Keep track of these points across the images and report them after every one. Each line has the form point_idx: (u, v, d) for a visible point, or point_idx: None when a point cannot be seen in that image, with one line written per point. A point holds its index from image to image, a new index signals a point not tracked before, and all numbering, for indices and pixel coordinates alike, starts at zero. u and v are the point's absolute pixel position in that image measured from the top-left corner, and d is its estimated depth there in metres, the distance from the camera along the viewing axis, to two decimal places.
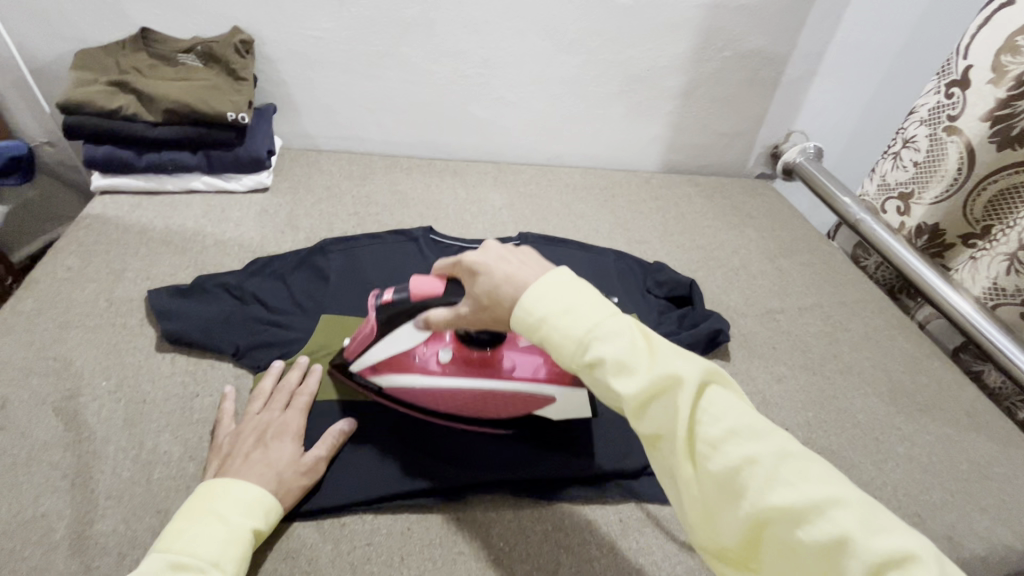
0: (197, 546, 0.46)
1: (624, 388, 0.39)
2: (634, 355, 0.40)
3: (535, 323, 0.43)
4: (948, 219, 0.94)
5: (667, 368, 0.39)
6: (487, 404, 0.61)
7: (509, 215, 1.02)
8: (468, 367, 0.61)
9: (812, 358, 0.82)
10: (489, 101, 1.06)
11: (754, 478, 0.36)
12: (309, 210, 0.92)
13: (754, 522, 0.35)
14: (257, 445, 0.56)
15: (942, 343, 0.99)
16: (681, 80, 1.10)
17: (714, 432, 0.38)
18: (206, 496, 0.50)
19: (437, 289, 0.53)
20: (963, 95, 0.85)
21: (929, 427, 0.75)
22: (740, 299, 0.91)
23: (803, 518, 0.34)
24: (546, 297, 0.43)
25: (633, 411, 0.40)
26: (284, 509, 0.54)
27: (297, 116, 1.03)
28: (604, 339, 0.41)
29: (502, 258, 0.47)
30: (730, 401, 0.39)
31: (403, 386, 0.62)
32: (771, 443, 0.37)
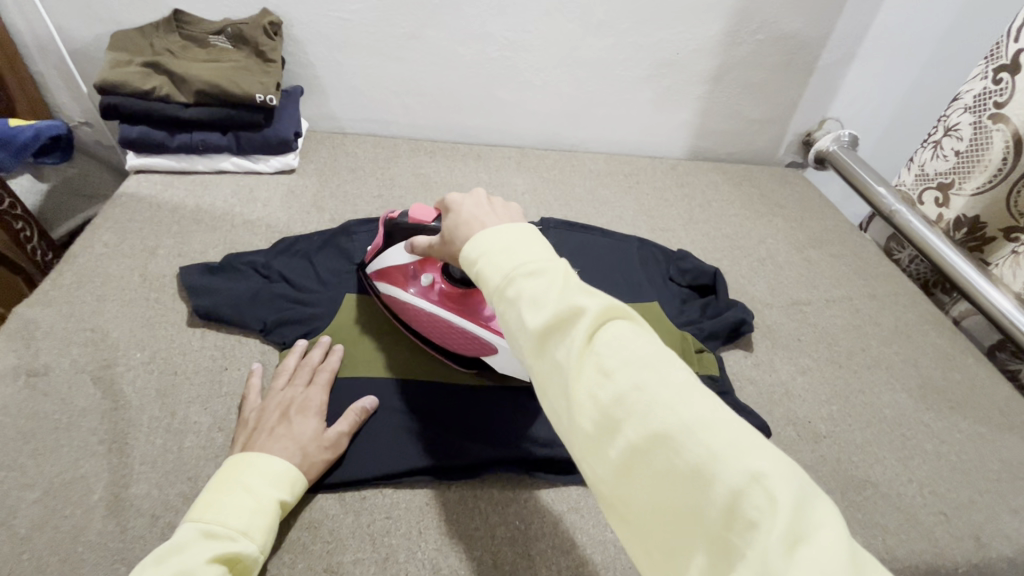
0: (228, 517, 0.47)
1: (527, 315, 0.37)
2: (544, 288, 0.38)
3: (474, 257, 0.43)
4: (990, 211, 0.91)
5: (576, 297, 0.37)
6: (445, 336, 0.65)
7: (531, 199, 1.01)
8: (446, 301, 0.64)
9: (839, 352, 0.80)
10: (515, 84, 1.05)
11: (637, 406, 0.32)
12: (334, 192, 0.93)
13: (632, 450, 0.32)
14: (281, 420, 0.57)
15: (977, 340, 0.95)
16: (712, 64, 1.07)
17: (608, 361, 0.34)
18: (234, 468, 0.51)
19: (427, 218, 0.59)
20: (1013, 81, 0.82)
21: (959, 425, 0.73)
22: (765, 289, 0.90)
23: (676, 443, 0.31)
24: (482, 236, 0.43)
25: (532, 342, 0.37)
26: (308, 481, 0.55)
27: (323, 98, 1.04)
28: (521, 276, 0.39)
29: (477, 203, 0.49)
30: (635, 333, 0.35)
31: (387, 291, 0.67)
32: (662, 372, 0.33)
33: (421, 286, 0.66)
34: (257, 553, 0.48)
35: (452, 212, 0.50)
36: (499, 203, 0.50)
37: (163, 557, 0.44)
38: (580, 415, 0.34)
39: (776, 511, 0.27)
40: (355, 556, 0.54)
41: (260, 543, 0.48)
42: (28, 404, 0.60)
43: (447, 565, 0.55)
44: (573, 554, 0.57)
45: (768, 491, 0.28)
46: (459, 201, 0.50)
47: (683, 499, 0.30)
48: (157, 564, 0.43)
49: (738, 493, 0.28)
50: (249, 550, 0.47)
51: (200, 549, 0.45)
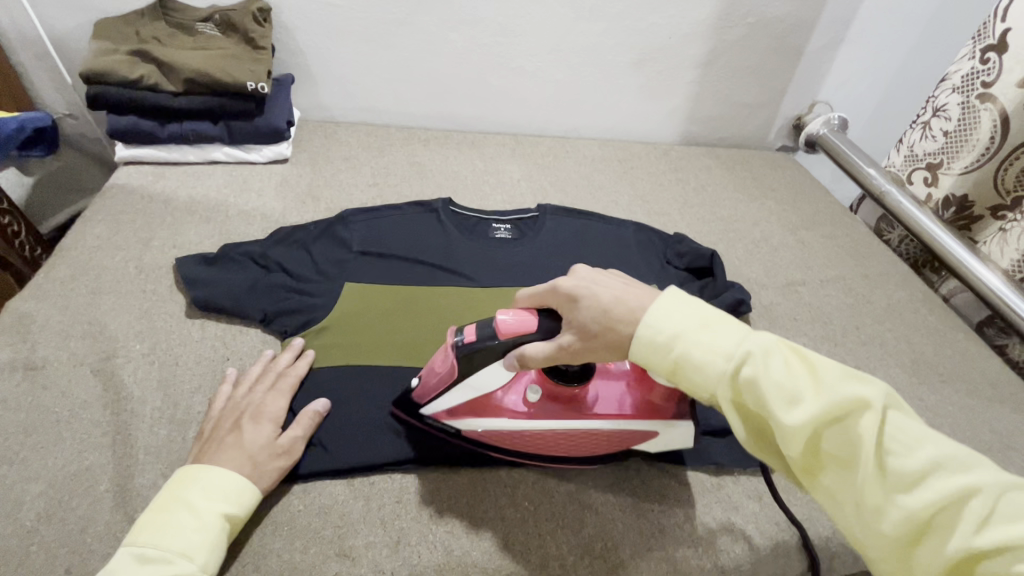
0: (168, 538, 0.47)
1: (790, 413, 0.39)
2: (801, 384, 0.40)
3: (672, 346, 0.43)
4: (977, 189, 0.93)
5: (843, 391, 0.38)
6: (579, 443, 0.58)
7: (527, 185, 1.01)
8: (559, 406, 0.58)
9: (833, 330, 0.81)
10: (508, 71, 1.05)
11: (964, 515, 0.35)
12: (329, 181, 0.92)
13: (963, 557, 0.34)
14: (233, 429, 0.56)
15: (966, 316, 0.98)
16: (704, 48, 1.08)
17: (910, 463, 0.36)
18: (176, 486, 0.51)
19: (526, 326, 0.50)
20: (1000, 60, 0.85)
21: (950, 398, 0.74)
22: (762, 271, 0.90)
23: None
24: (669, 319, 0.44)
25: (803, 439, 0.39)
26: (261, 492, 0.54)
27: (314, 87, 1.03)
28: (756, 363, 0.41)
29: (601, 283, 0.48)
30: (916, 427, 0.38)
31: (492, 427, 0.58)
32: (981, 475, 0.35)
33: (535, 403, 0.58)
34: (199, 573, 0.47)
35: (583, 299, 0.47)
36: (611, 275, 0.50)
37: None
38: (882, 514, 0.37)
39: None
40: (367, 540, 0.55)
41: (202, 562, 0.48)
42: (27, 398, 0.59)
43: (458, 545, 0.55)
44: (583, 532, 0.58)
45: None
46: (589, 285, 0.47)
47: None
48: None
49: None
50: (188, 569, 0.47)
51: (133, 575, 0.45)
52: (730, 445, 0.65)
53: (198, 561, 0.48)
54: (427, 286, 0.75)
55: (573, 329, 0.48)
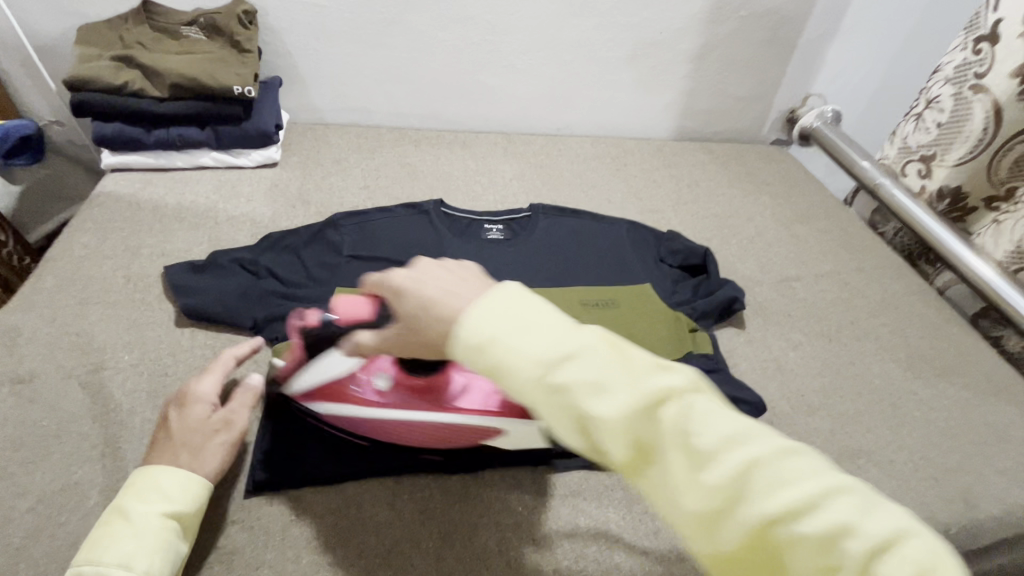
0: (101, 552, 0.45)
1: (599, 408, 0.35)
2: (604, 371, 0.36)
3: (480, 349, 0.38)
4: (972, 181, 0.93)
5: (649, 382, 0.36)
6: (430, 435, 0.58)
7: (519, 185, 1.00)
8: (413, 396, 0.56)
9: (829, 325, 0.81)
10: (499, 69, 1.04)
11: (756, 487, 0.32)
12: (318, 184, 0.91)
13: (764, 533, 0.31)
14: (163, 423, 0.55)
15: (962, 309, 0.97)
16: (696, 43, 1.07)
17: (709, 442, 0.33)
18: (114, 502, 0.49)
19: (359, 310, 0.55)
20: (992, 51, 0.85)
21: (946, 392, 0.73)
22: (756, 267, 0.90)
23: (807, 518, 0.31)
24: (483, 314, 0.39)
25: (615, 434, 0.35)
26: (214, 471, 0.53)
27: (303, 89, 1.02)
28: (564, 357, 0.37)
29: (435, 275, 0.43)
30: (721, 408, 0.35)
31: (342, 411, 0.57)
32: (770, 444, 0.33)
33: (385, 391, 0.56)
34: None
35: (409, 292, 0.42)
36: (455, 267, 0.44)
37: None
38: (692, 504, 0.33)
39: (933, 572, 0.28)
40: (360, 548, 0.55)
41: (142, 567, 0.44)
42: (15, 412, 0.59)
43: (452, 553, 0.55)
44: (575, 537, 0.58)
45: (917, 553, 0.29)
46: (417, 278, 0.42)
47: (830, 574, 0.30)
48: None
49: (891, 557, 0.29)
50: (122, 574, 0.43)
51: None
52: None
53: (140, 569, 0.45)
54: None
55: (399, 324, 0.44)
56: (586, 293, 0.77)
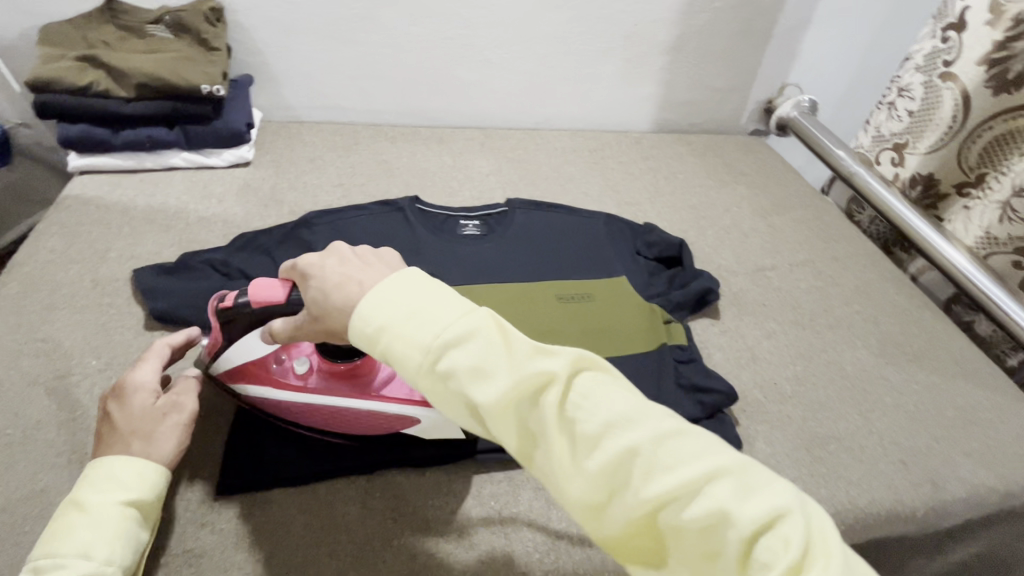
0: (57, 544, 0.44)
1: (483, 396, 0.39)
2: (491, 360, 0.40)
3: (377, 339, 0.42)
4: (942, 168, 0.95)
5: (532, 369, 0.39)
6: (342, 422, 0.58)
7: (496, 180, 1.00)
8: (334, 380, 0.58)
9: (802, 314, 0.81)
10: (475, 64, 1.04)
11: (635, 469, 0.35)
12: (292, 183, 0.90)
13: (642, 510, 0.35)
14: (105, 417, 0.52)
15: (934, 294, 0.99)
16: (672, 35, 1.07)
17: (591, 427, 0.37)
18: (69, 494, 0.47)
19: (276, 295, 0.51)
20: (959, 39, 0.86)
21: (917, 376, 0.74)
22: (732, 258, 0.90)
23: (678, 499, 0.34)
24: (376, 308, 0.42)
25: (500, 419, 0.39)
26: (168, 456, 0.51)
27: (276, 87, 1.01)
28: (450, 347, 0.40)
29: (342, 260, 0.47)
30: (599, 389, 0.38)
31: (256, 393, 0.58)
32: (649, 427, 0.36)
33: (301, 374, 0.58)
34: (104, 568, 0.44)
35: (315, 276, 0.47)
36: (364, 254, 0.48)
37: None
38: (579, 487, 0.37)
39: (786, 547, 0.31)
40: (332, 547, 0.55)
41: (102, 556, 0.44)
42: None
43: (422, 550, 0.56)
44: (547, 530, 0.59)
45: (778, 531, 0.32)
46: (321, 263, 0.48)
47: (699, 549, 0.33)
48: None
49: (753, 535, 0.32)
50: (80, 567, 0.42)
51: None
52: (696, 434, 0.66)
53: (100, 558, 0.44)
54: None
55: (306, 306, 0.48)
56: (562, 287, 0.78)
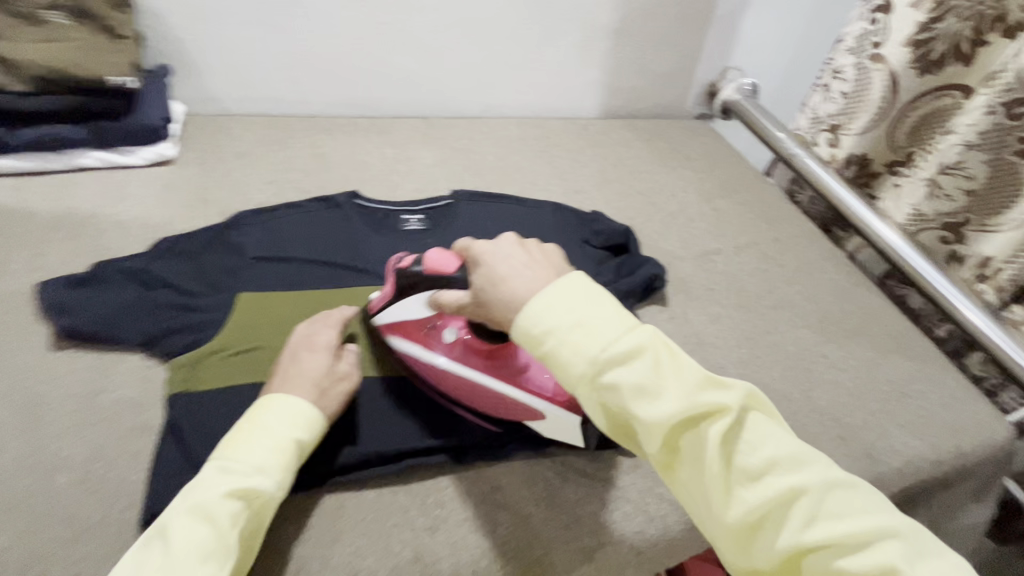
0: (243, 454, 0.49)
1: (651, 414, 0.46)
2: (658, 384, 0.46)
3: (548, 342, 0.48)
4: (875, 148, 0.97)
5: (706, 401, 0.46)
6: (472, 396, 0.61)
7: (440, 171, 0.97)
8: (477, 357, 0.60)
9: (747, 296, 0.83)
10: (413, 50, 1.00)
11: (795, 509, 0.44)
12: (219, 181, 0.84)
13: (792, 548, 0.43)
14: (290, 360, 0.57)
15: (870, 271, 1.02)
16: (613, 18, 1.06)
17: (755, 462, 0.45)
18: (255, 409, 0.52)
19: (447, 267, 0.58)
20: (887, 20, 0.88)
21: (854, 352, 0.77)
22: (679, 244, 0.90)
23: (834, 545, 0.43)
24: (552, 316, 0.48)
25: (662, 435, 0.46)
26: (331, 413, 0.56)
27: (198, 77, 0.94)
28: (616, 364, 0.46)
29: (515, 253, 0.54)
30: (757, 428, 0.47)
31: (406, 350, 0.63)
32: (813, 473, 0.45)
33: (449, 342, 0.62)
34: (274, 491, 0.49)
35: (483, 264, 0.54)
36: (540, 250, 0.55)
37: (191, 492, 0.47)
38: (735, 516, 0.45)
39: None
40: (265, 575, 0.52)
41: (277, 480, 0.49)
42: None
43: (365, 567, 0.53)
44: (496, 534, 0.57)
45: None
46: (496, 250, 0.54)
47: None
48: (183, 499, 0.47)
49: None
50: (263, 485, 0.48)
51: (214, 486, 0.47)
52: None
53: (274, 479, 0.49)
54: (332, 288, 0.72)
55: (471, 291, 0.55)
56: None
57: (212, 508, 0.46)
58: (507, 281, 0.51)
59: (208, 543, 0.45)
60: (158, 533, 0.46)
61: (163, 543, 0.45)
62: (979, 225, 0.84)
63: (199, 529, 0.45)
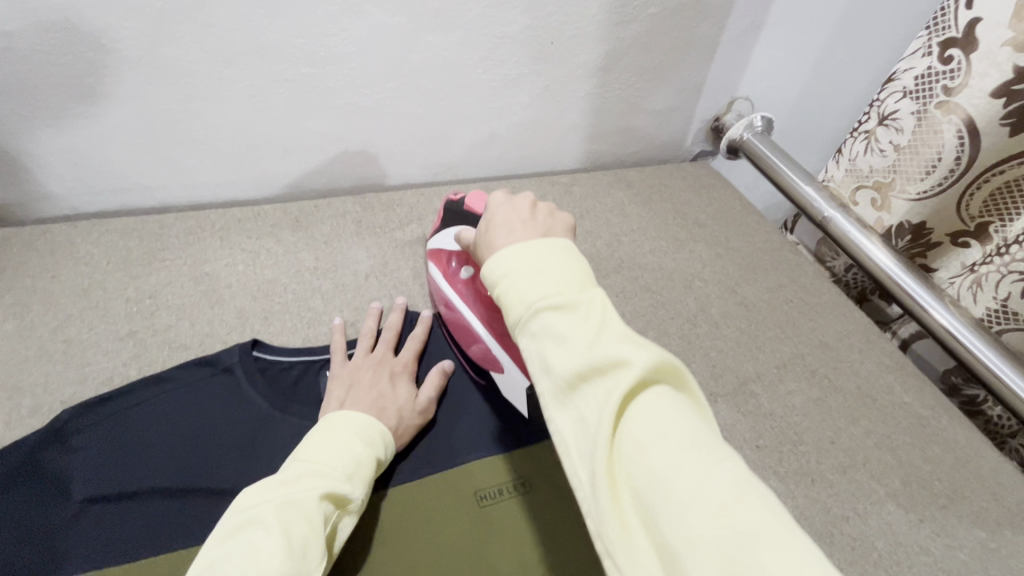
0: (330, 460, 0.47)
1: (553, 359, 0.36)
2: (574, 331, 0.36)
3: (494, 279, 0.41)
4: (939, 216, 0.76)
5: (613, 351, 0.35)
6: (462, 334, 0.63)
7: (380, 282, 0.71)
8: (477, 301, 0.61)
9: (806, 453, 0.61)
10: (333, 112, 0.73)
11: (674, 494, 0.30)
12: (45, 346, 0.57)
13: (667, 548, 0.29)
14: (377, 378, 0.58)
15: (930, 366, 0.82)
16: (598, 51, 0.81)
17: (645, 433, 0.33)
18: (330, 419, 0.51)
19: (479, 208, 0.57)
20: (967, 60, 0.66)
21: (959, 537, 0.57)
22: (705, 370, 0.68)
23: (720, 552, 0.28)
24: (503, 256, 0.41)
25: (558, 387, 0.36)
26: (402, 442, 0.56)
27: (17, 174, 0.65)
28: (544, 309, 0.37)
29: (520, 208, 0.47)
30: (666, 401, 0.34)
31: (433, 273, 0.67)
32: (711, 457, 0.31)
33: (462, 281, 0.63)
34: (356, 502, 0.46)
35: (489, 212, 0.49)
36: (546, 212, 0.47)
37: (274, 485, 0.44)
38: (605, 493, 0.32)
39: None
40: None
41: (361, 495, 0.47)
42: None
43: None
44: None
45: None
46: (506, 202, 0.48)
47: None
48: (272, 492, 0.43)
49: None
50: (354, 495, 0.46)
51: (309, 485, 0.44)
52: None
53: (357, 492, 0.47)
54: None
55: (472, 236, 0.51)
56: (477, 476, 0.57)
57: (308, 508, 0.42)
58: (490, 230, 0.46)
59: (307, 539, 0.40)
60: (240, 527, 0.40)
61: (261, 529, 0.40)
62: None
63: (301, 524, 0.41)
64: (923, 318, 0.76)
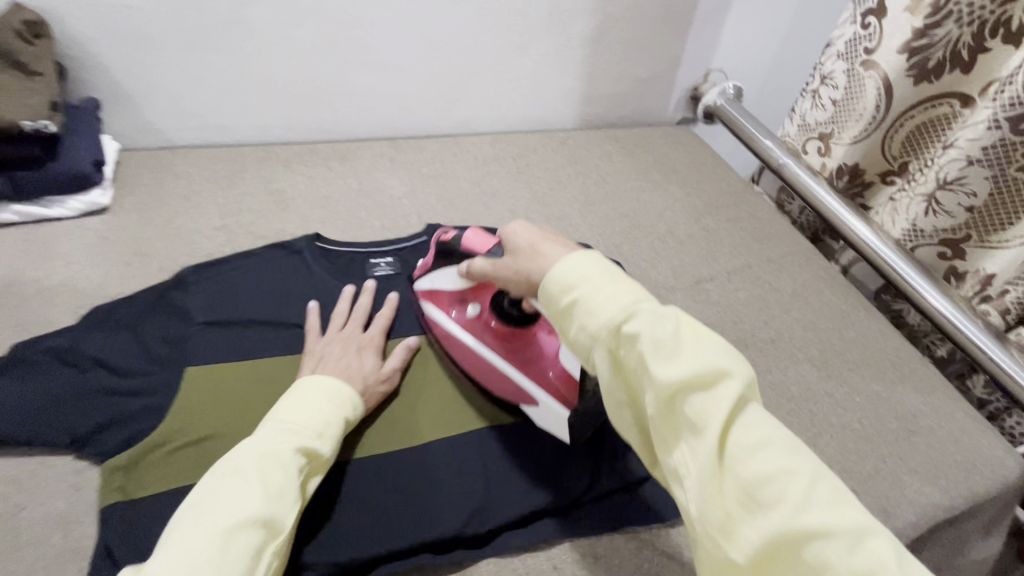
0: (308, 419, 0.52)
1: (657, 365, 0.40)
2: (673, 340, 0.40)
3: (572, 287, 0.45)
4: (868, 158, 0.92)
5: (717, 361, 0.39)
6: (475, 371, 0.66)
7: (411, 203, 0.89)
8: (492, 337, 0.67)
9: (744, 330, 0.78)
10: (373, 68, 0.91)
11: (783, 492, 0.35)
12: (163, 230, 0.76)
13: (777, 538, 0.34)
14: (346, 353, 0.63)
15: (865, 285, 0.98)
16: (589, 24, 0.99)
17: (748, 438, 0.38)
18: (303, 384, 0.56)
19: (484, 245, 0.60)
20: (880, 25, 0.82)
21: (859, 388, 0.73)
22: (669, 274, 0.85)
23: (829, 538, 0.33)
24: (580, 266, 0.45)
25: (662, 391, 0.40)
26: (368, 406, 0.61)
27: (131, 108, 0.84)
28: (637, 317, 0.42)
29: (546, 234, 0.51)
30: (759, 413, 0.39)
31: (430, 314, 0.70)
32: (805, 462, 0.37)
33: (470, 318, 0.68)
34: (328, 454, 0.52)
35: (517, 241, 0.52)
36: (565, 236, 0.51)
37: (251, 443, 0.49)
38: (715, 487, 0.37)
39: None
40: None
41: (331, 447, 0.53)
42: None
43: None
44: None
45: None
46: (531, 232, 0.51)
47: None
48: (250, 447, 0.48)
49: None
50: (325, 451, 0.52)
51: (285, 440, 0.49)
52: (638, 495, 0.63)
53: (328, 446, 0.53)
54: (292, 355, 0.64)
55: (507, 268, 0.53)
56: None
57: (286, 459, 0.48)
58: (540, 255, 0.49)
59: (283, 486, 0.46)
60: (222, 471, 0.45)
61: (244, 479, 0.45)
62: (980, 241, 0.82)
63: (277, 473, 0.47)
64: (920, 303, 0.84)
